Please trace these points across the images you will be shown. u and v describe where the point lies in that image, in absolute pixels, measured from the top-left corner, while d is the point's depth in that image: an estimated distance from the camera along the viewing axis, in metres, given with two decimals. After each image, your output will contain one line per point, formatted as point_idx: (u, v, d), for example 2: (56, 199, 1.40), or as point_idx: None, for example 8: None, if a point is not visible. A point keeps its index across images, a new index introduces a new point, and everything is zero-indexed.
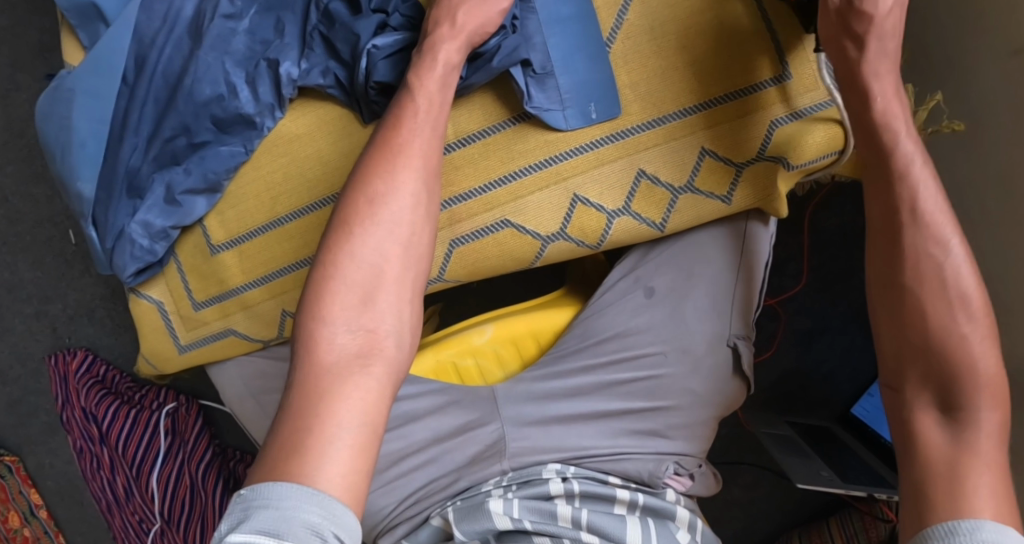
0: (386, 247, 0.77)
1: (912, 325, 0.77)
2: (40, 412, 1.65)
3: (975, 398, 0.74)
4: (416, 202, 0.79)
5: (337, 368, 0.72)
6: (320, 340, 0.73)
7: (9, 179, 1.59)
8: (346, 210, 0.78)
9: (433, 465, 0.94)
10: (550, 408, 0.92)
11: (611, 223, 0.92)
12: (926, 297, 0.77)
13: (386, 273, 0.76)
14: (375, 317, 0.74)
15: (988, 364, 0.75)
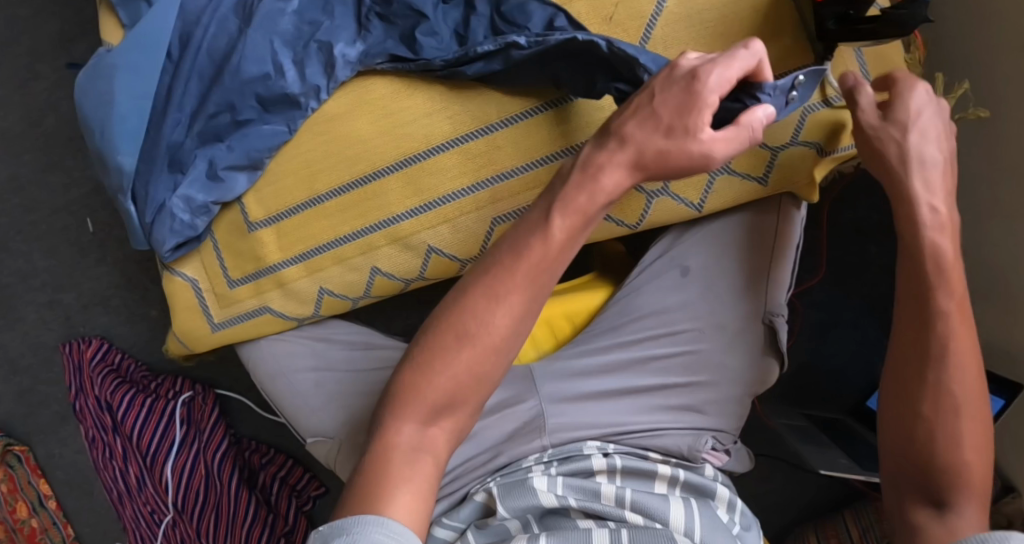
0: (488, 333, 0.79)
1: (920, 407, 0.85)
2: (50, 401, 1.64)
3: (959, 494, 0.83)
4: (524, 309, 0.80)
5: (405, 445, 0.78)
6: (416, 386, 0.79)
7: (26, 167, 1.58)
8: (466, 311, 0.80)
9: (471, 442, 0.93)
10: (587, 383, 0.94)
11: (650, 204, 0.94)
12: (936, 387, 0.85)
13: (484, 378, 0.80)
14: (471, 380, 0.79)
15: (972, 455, 0.83)
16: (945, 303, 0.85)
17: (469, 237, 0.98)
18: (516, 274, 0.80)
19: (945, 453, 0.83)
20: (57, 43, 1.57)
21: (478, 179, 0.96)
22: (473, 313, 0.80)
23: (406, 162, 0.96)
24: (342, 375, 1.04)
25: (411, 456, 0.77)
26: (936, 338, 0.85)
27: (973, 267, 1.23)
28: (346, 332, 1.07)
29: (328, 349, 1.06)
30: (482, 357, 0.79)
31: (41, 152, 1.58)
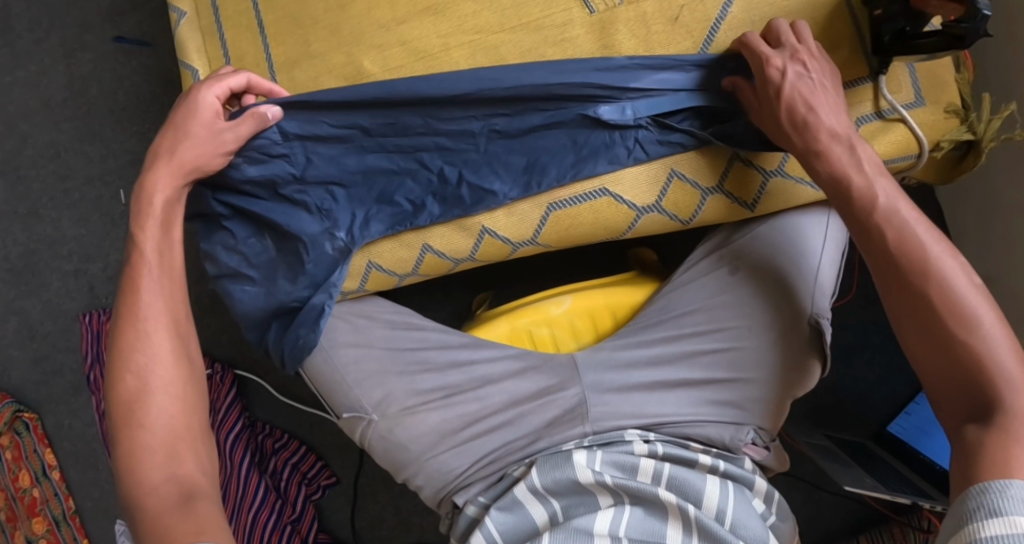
0: (164, 408, 0.87)
1: (926, 318, 0.84)
2: (65, 371, 1.64)
3: (1005, 395, 0.79)
4: (175, 354, 0.90)
5: (165, 503, 0.82)
6: (139, 473, 0.83)
7: (64, 135, 1.60)
8: (121, 359, 0.88)
9: (511, 426, 1.00)
10: (631, 374, 0.98)
11: (704, 200, 0.96)
12: (951, 339, 0.82)
13: (136, 422, 0.86)
14: (169, 461, 0.85)
15: (1007, 362, 0.80)
16: (909, 223, 0.86)
17: (524, 221, 0.97)
18: (152, 323, 0.90)
19: (963, 346, 0.82)
20: (105, 16, 1.59)
21: (537, 164, 0.96)
22: (121, 370, 0.87)
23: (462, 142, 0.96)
24: (382, 351, 1.02)
25: (186, 505, 0.82)
26: (914, 253, 0.85)
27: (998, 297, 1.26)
28: (390, 311, 1.05)
29: (370, 325, 1.04)
30: (128, 406, 0.86)
31: (80, 121, 1.59)
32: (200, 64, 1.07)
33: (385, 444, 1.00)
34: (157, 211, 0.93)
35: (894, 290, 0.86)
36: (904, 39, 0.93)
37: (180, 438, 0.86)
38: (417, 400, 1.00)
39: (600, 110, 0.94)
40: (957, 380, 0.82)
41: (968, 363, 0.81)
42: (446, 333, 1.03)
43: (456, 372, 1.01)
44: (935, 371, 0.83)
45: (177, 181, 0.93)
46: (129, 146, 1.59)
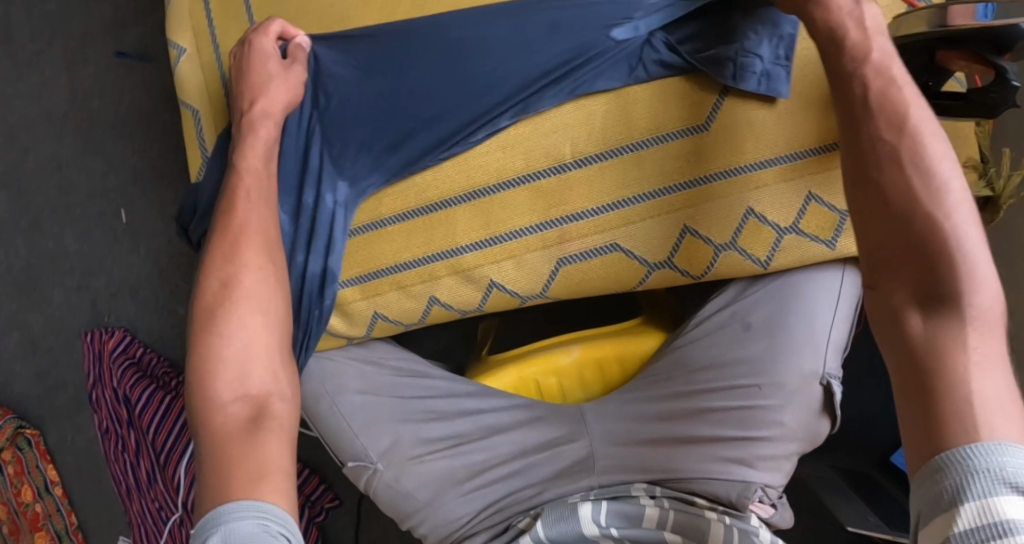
0: (249, 326, 0.87)
1: (886, 188, 0.76)
2: (68, 386, 1.62)
3: (963, 280, 0.72)
4: (264, 274, 0.90)
5: (229, 429, 0.81)
6: (209, 384, 0.83)
7: (66, 150, 1.57)
8: (213, 271, 0.89)
9: (518, 476, 0.98)
10: (641, 429, 0.97)
11: (717, 257, 0.95)
12: (914, 223, 0.74)
13: (216, 331, 0.86)
14: (239, 373, 0.84)
15: (968, 247, 0.73)
16: (878, 82, 0.78)
17: (534, 274, 0.96)
18: (251, 240, 0.91)
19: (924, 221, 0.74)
20: (107, 28, 1.57)
21: (547, 218, 0.95)
22: (211, 280, 0.89)
23: (475, 194, 0.96)
24: (389, 399, 1.01)
25: (252, 436, 0.80)
26: (881, 110, 0.78)
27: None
28: (399, 358, 1.05)
29: (378, 372, 1.03)
30: (212, 316, 0.86)
31: (82, 135, 1.57)
32: (199, 102, 1.06)
33: (390, 494, 0.98)
34: (249, 168, 0.93)
35: (875, 209, 0.77)
36: (929, 95, 0.92)
37: (255, 363, 0.85)
38: (424, 449, 0.99)
39: (614, 31, 0.93)
40: (907, 262, 0.75)
41: (925, 242, 0.74)
42: (453, 381, 1.03)
43: (464, 422, 1.00)
44: (889, 253, 0.76)
45: (265, 143, 0.94)
46: (131, 162, 1.57)
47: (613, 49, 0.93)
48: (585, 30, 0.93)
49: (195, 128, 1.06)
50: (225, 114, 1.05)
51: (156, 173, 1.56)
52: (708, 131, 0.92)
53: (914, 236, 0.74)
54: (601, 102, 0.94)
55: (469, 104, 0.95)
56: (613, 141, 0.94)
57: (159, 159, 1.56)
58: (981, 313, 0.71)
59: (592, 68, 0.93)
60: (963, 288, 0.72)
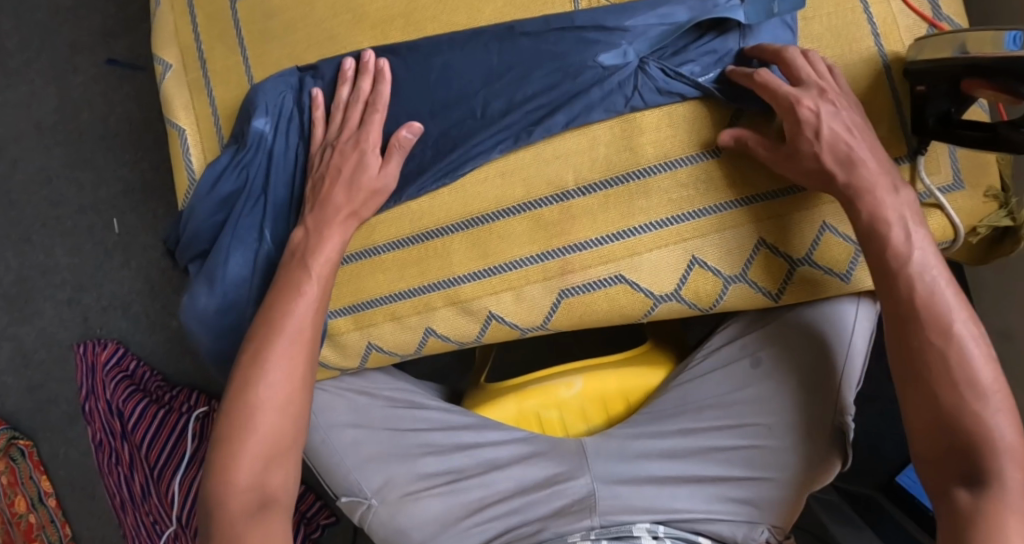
0: (267, 413, 0.86)
1: (917, 337, 0.81)
2: (60, 399, 1.59)
3: (990, 426, 0.77)
4: (302, 372, 0.88)
5: (240, 512, 0.83)
6: (227, 474, 0.84)
7: (56, 161, 1.54)
8: (256, 366, 0.86)
9: (517, 513, 0.94)
10: (645, 467, 0.94)
11: (727, 289, 0.91)
12: (942, 376, 0.79)
13: (246, 424, 0.85)
14: (260, 472, 0.85)
15: (994, 394, 0.78)
16: (902, 223, 0.81)
17: (535, 307, 0.92)
18: (288, 331, 0.87)
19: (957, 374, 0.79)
20: (97, 37, 1.53)
21: (549, 249, 0.91)
22: (256, 379, 0.86)
23: (473, 223, 0.92)
24: (382, 432, 0.98)
25: (258, 518, 0.84)
26: (903, 260, 0.81)
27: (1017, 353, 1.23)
28: (393, 388, 1.02)
29: (371, 404, 1.00)
30: (238, 401, 0.86)
31: (72, 146, 1.54)
32: (186, 121, 1.01)
33: (386, 530, 0.95)
34: (324, 252, 0.89)
35: (907, 353, 0.81)
36: (949, 123, 0.88)
37: (280, 449, 0.86)
38: (419, 485, 0.95)
39: (600, 55, 0.89)
40: (940, 412, 0.79)
41: (954, 395, 0.79)
42: (449, 412, 0.99)
43: (461, 457, 0.96)
44: (921, 399, 0.80)
45: (338, 221, 0.90)
46: (122, 174, 1.53)
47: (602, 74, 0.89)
48: (568, 54, 0.90)
49: (182, 147, 1.01)
50: (214, 135, 1.01)
51: (147, 184, 1.53)
52: (719, 157, 0.88)
53: (944, 390, 0.79)
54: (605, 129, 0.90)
55: (466, 133, 0.92)
56: (621, 168, 0.90)
57: (150, 171, 1.53)
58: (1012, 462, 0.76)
59: (580, 98, 0.89)
60: (992, 431, 0.77)
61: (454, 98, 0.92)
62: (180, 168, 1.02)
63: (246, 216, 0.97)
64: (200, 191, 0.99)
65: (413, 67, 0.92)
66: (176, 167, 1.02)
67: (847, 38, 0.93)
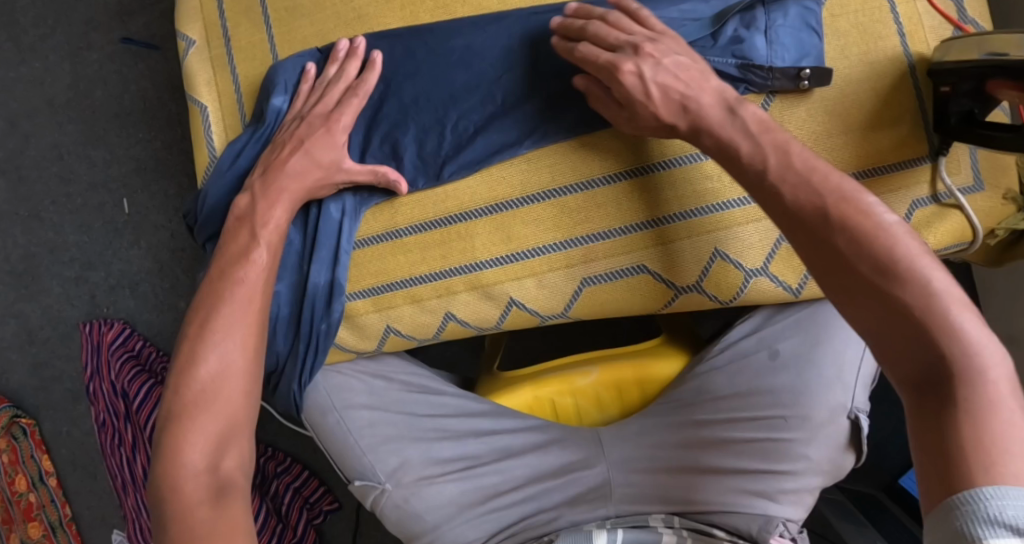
0: (213, 397, 0.84)
1: (849, 264, 0.74)
2: (64, 378, 1.59)
3: (945, 335, 0.69)
4: (246, 342, 0.87)
5: (196, 498, 0.79)
6: (176, 457, 0.81)
7: (68, 138, 1.54)
8: (199, 341, 0.86)
9: (532, 501, 0.94)
10: (659, 456, 0.94)
11: (748, 282, 0.92)
12: (882, 295, 0.72)
13: (190, 405, 0.83)
14: (211, 452, 0.82)
15: (943, 299, 0.71)
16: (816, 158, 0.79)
17: (556, 293, 0.93)
18: (231, 308, 0.88)
19: (892, 293, 0.72)
20: (113, 15, 1.52)
21: (571, 236, 0.92)
22: (201, 353, 0.86)
23: (496, 207, 0.92)
24: (397, 416, 0.98)
25: (218, 502, 0.80)
26: (819, 186, 0.77)
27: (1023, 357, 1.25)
28: (409, 373, 1.02)
29: (387, 388, 1.00)
30: (184, 391, 0.84)
31: (85, 124, 1.53)
32: (210, 98, 1.01)
33: (399, 515, 0.95)
34: (272, 220, 0.91)
35: (841, 271, 0.75)
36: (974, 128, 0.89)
37: (228, 435, 0.84)
38: (433, 470, 0.95)
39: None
40: (893, 337, 0.72)
41: (904, 313, 0.71)
42: (465, 400, 0.99)
43: (477, 443, 0.96)
44: (871, 326, 0.73)
45: (290, 191, 0.91)
46: (134, 153, 1.53)
47: None
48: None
49: (204, 125, 1.01)
50: (237, 113, 1.00)
51: (159, 164, 1.52)
52: None
53: (889, 310, 0.72)
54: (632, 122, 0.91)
55: (494, 129, 0.92)
56: (638, 162, 0.91)
57: (163, 150, 1.52)
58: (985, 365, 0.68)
59: None
60: (946, 339, 0.69)
61: (477, 79, 0.93)
62: (201, 145, 1.01)
63: None
64: (220, 168, 0.99)
65: (437, 49, 0.94)
66: (198, 144, 1.01)
67: (874, 36, 0.94)
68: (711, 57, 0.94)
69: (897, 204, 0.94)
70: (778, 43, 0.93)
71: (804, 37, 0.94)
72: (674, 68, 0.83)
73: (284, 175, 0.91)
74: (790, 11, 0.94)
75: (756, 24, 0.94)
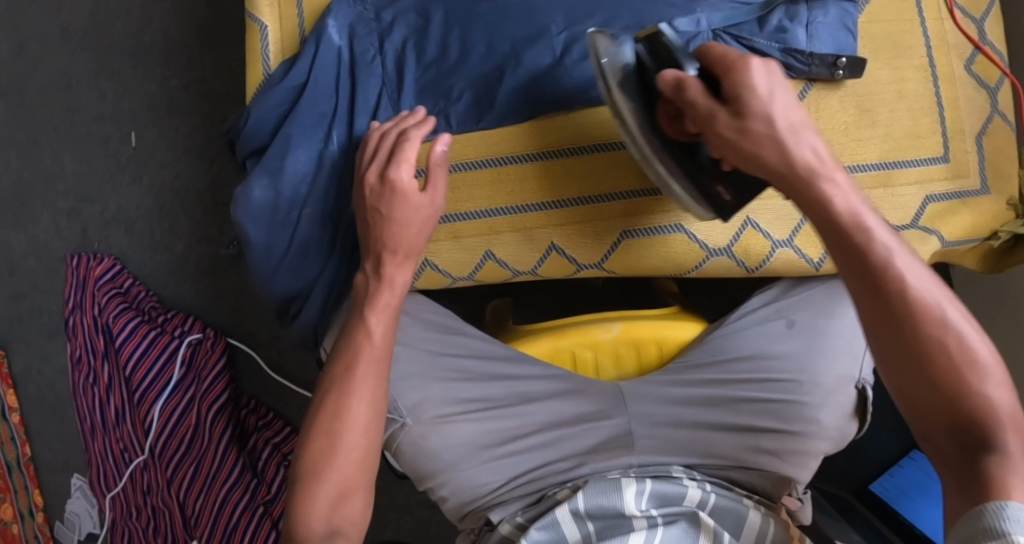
0: (352, 442, 0.88)
1: (896, 307, 0.72)
2: (42, 311, 1.55)
3: (965, 377, 0.70)
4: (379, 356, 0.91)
5: (319, 508, 0.85)
6: (311, 472, 0.86)
7: (80, 66, 1.51)
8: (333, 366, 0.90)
9: (551, 448, 0.96)
10: (680, 412, 0.97)
11: (774, 252, 0.98)
12: (903, 324, 0.72)
13: (327, 420, 0.88)
14: (339, 461, 0.87)
15: (947, 343, 0.71)
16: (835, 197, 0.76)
17: (596, 242, 0.98)
18: (374, 362, 0.90)
19: (909, 327, 0.72)
20: None
21: (614, 190, 0.97)
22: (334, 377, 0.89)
23: (548, 154, 0.97)
24: (418, 354, 0.96)
25: (336, 512, 0.86)
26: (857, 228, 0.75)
27: None
28: (426, 309, 1.00)
29: (408, 322, 0.98)
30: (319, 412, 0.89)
31: (99, 56, 1.51)
32: (270, 18, 1.03)
33: (415, 452, 0.94)
34: (401, 218, 0.92)
35: (868, 307, 0.74)
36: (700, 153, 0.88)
37: (354, 483, 0.87)
38: (454, 409, 0.95)
39: (675, 20, 0.97)
40: (914, 376, 0.72)
41: (929, 349, 0.71)
42: (489, 342, 0.98)
43: (498, 386, 0.96)
44: (894, 346, 0.72)
45: (415, 195, 0.92)
46: (149, 89, 1.51)
47: (674, 35, 0.97)
48: (647, 12, 0.98)
49: (262, 43, 1.03)
50: (297, 37, 1.03)
51: (173, 103, 1.51)
52: None
53: (911, 341, 0.72)
54: None
55: (554, 83, 0.96)
56: None
57: (178, 90, 1.51)
58: (1013, 416, 0.69)
59: None
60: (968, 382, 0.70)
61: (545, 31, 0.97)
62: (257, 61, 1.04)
63: (308, 118, 1.00)
64: (271, 85, 1.01)
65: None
66: (251, 60, 1.04)
67: (904, 43, 1.02)
68: (758, 42, 0.97)
69: (911, 196, 1.01)
70: (817, 38, 0.99)
71: (839, 36, 0.99)
72: (788, 105, 0.79)
73: (397, 197, 0.92)
74: (830, 10, 0.99)
75: (799, 17, 0.99)
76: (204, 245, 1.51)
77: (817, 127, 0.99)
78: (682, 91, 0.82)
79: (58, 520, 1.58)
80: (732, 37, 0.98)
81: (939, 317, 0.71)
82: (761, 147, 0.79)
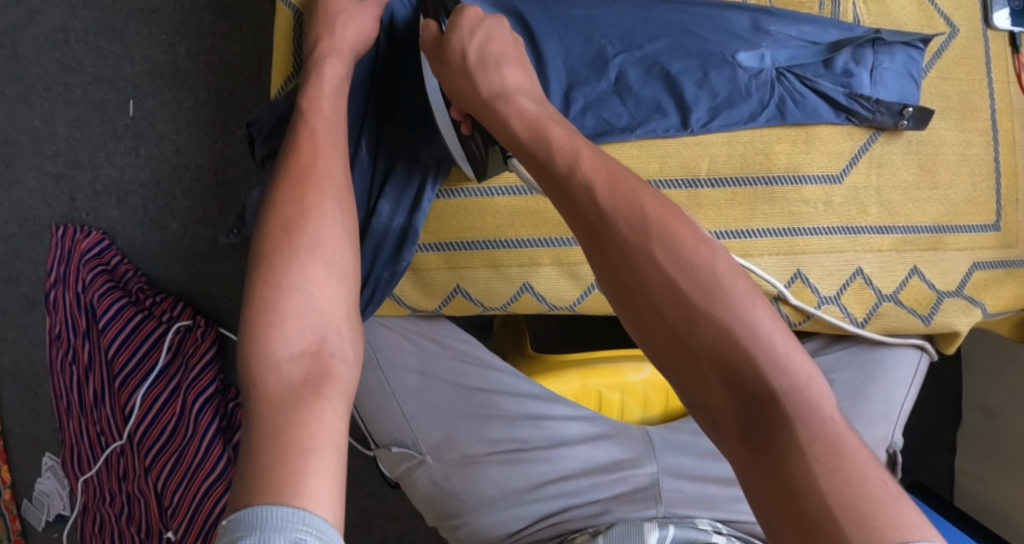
0: (315, 273, 0.76)
1: (696, 304, 0.64)
2: (22, 280, 1.41)
3: (757, 356, 0.62)
4: (335, 190, 0.81)
5: (294, 377, 0.71)
6: (273, 332, 0.72)
7: (79, 23, 1.36)
8: (284, 202, 0.79)
9: (581, 495, 0.91)
10: (711, 466, 0.95)
11: (819, 308, 0.96)
12: (688, 321, 0.64)
13: (283, 263, 0.76)
14: (303, 313, 0.74)
15: (767, 329, 0.63)
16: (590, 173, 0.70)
17: None
18: (328, 187, 0.81)
19: (698, 302, 0.64)
20: None
21: None
22: (292, 199, 0.79)
23: None
24: (446, 386, 0.97)
25: (312, 391, 0.70)
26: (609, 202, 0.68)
27: (995, 432, 1.32)
28: (460, 341, 1.00)
29: (438, 352, 0.98)
30: (285, 243, 0.77)
31: (100, 11, 1.36)
32: None
33: (435, 491, 0.94)
34: (328, 72, 0.86)
35: (625, 288, 0.67)
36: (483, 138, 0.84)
37: (329, 325, 0.75)
38: (480, 449, 0.93)
39: (738, 54, 0.92)
40: (696, 365, 0.64)
41: (714, 337, 0.64)
42: (519, 379, 0.97)
43: (528, 427, 0.94)
44: (667, 348, 0.65)
45: (346, 53, 0.87)
46: (153, 54, 1.37)
47: (738, 71, 0.92)
48: (711, 42, 0.92)
49: (291, 27, 0.99)
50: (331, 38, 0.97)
51: (178, 73, 1.37)
52: (841, 183, 0.95)
53: (696, 335, 0.64)
54: (747, 131, 0.93)
55: (610, 112, 0.91)
56: (748, 172, 0.93)
57: (185, 59, 1.37)
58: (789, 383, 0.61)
59: (706, 91, 0.91)
60: (758, 359, 0.62)
61: (604, 57, 0.92)
62: (286, 48, 1.00)
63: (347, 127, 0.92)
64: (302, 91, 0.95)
65: (567, 18, 0.92)
66: (279, 44, 1.00)
67: (970, 105, 0.98)
68: (823, 84, 0.93)
69: (960, 262, 0.98)
70: (882, 84, 0.94)
71: (904, 85, 0.95)
72: (496, 35, 0.83)
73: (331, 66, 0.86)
74: (896, 56, 0.94)
75: (864, 62, 0.93)
76: (200, 228, 1.40)
77: (876, 185, 0.95)
78: (437, 42, 0.83)
79: (25, 499, 1.45)
80: (796, 77, 0.92)
81: (767, 352, 0.62)
82: (557, 147, 0.73)
